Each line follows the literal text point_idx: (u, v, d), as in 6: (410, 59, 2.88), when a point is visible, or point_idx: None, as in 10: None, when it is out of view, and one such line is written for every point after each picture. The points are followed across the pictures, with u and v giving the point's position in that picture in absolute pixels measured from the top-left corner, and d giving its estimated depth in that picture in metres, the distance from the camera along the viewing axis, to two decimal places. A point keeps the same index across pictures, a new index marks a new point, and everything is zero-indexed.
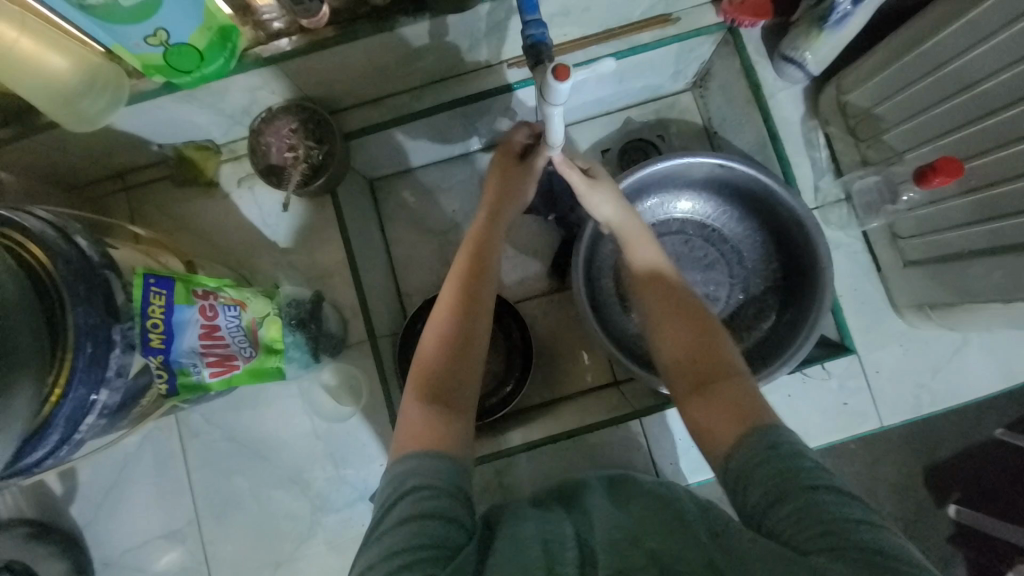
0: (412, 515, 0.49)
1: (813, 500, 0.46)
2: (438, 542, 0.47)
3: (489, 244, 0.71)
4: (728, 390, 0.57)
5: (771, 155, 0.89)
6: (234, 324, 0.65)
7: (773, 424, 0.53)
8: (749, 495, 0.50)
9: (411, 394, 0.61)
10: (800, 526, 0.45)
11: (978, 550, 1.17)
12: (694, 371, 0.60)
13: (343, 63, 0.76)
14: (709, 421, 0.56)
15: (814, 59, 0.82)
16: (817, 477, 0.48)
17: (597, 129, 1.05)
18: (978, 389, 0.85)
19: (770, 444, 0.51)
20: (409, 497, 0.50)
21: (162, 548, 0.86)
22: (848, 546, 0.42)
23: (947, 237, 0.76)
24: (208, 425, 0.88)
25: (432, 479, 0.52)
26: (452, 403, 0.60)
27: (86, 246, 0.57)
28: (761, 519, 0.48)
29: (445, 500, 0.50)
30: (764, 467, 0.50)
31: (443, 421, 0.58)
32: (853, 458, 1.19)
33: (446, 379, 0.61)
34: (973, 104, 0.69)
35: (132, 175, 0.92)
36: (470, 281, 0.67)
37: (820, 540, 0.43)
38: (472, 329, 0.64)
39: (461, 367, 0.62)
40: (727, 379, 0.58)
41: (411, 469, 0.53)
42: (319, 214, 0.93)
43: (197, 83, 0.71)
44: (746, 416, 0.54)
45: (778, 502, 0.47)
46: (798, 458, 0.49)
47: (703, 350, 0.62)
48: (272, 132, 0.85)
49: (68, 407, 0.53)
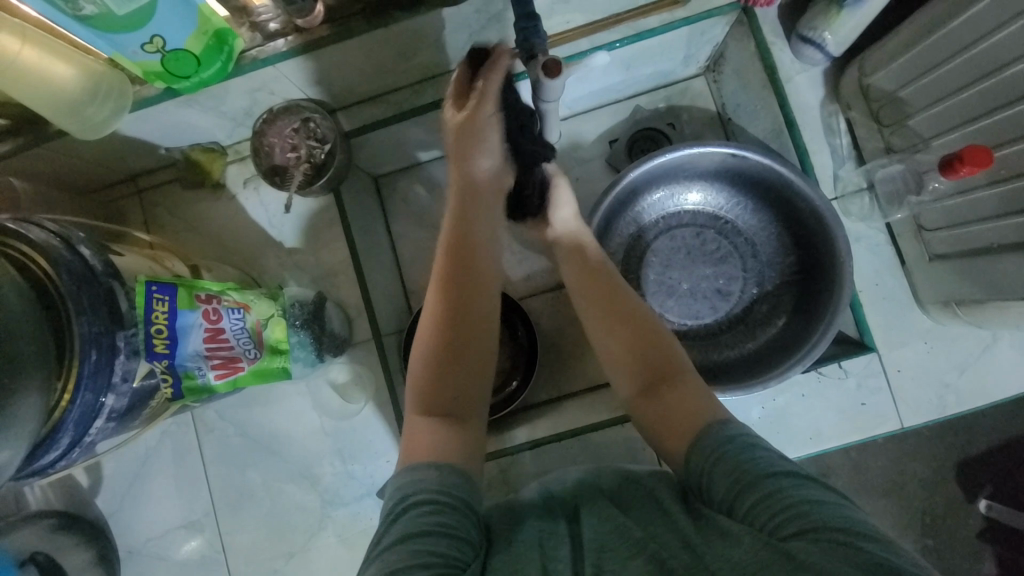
0: (416, 531, 0.47)
1: (776, 486, 0.45)
2: (441, 558, 0.45)
3: (476, 245, 0.64)
4: (677, 393, 0.57)
5: (788, 143, 0.84)
6: (239, 326, 0.67)
7: (725, 422, 0.52)
8: (713, 490, 0.48)
9: (414, 407, 0.59)
10: (766, 512, 0.43)
11: (1010, 547, 1.12)
12: (644, 374, 0.60)
13: (340, 62, 0.75)
14: (659, 424, 0.57)
15: (834, 40, 0.77)
16: (777, 464, 0.47)
17: (605, 118, 1.01)
18: (1008, 389, 0.80)
19: (725, 437, 0.50)
20: (417, 510, 0.49)
21: (182, 538, 0.90)
22: (818, 526, 0.41)
23: (976, 230, 0.71)
24: (221, 421, 0.91)
25: (440, 492, 0.50)
26: (457, 412, 0.59)
27: (89, 256, 0.59)
28: (729, 511, 0.46)
29: (453, 515, 0.49)
30: (723, 460, 0.48)
31: (449, 430, 0.57)
32: (878, 452, 1.15)
33: (446, 392, 0.59)
34: (1003, 88, 0.64)
35: (143, 178, 0.94)
36: (458, 286, 0.61)
37: (792, 523, 0.41)
38: (468, 338, 0.60)
39: (461, 375, 0.60)
40: (679, 382, 0.57)
41: (414, 481, 0.52)
42: (323, 213, 0.93)
43: (196, 88, 0.71)
44: (697, 418, 0.54)
45: (743, 493, 0.46)
46: (755, 448, 0.48)
47: (652, 354, 0.60)
48: (274, 133, 0.85)
49: (77, 410, 0.55)
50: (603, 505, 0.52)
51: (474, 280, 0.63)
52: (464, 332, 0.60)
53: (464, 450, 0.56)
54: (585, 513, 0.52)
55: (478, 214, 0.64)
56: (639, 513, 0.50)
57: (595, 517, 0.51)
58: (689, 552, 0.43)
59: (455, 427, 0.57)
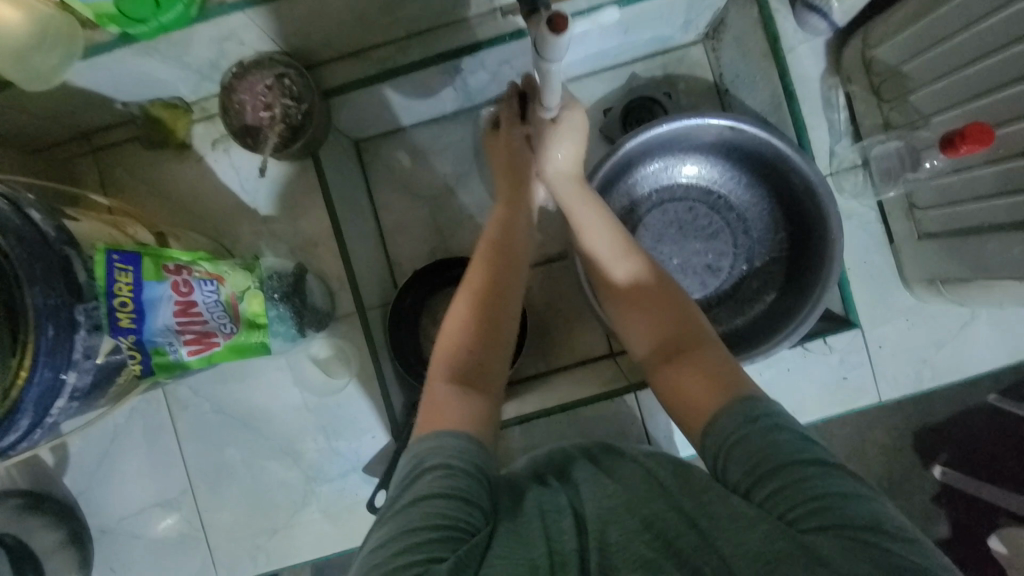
0: (425, 494, 0.46)
1: (799, 476, 0.44)
2: (450, 523, 0.44)
3: (515, 223, 0.67)
4: (702, 360, 0.56)
5: (786, 117, 0.82)
6: (212, 299, 0.63)
7: (751, 396, 0.51)
8: (731, 469, 0.48)
9: (436, 373, 0.59)
10: (787, 501, 0.43)
11: (959, 509, 1.20)
12: (669, 349, 0.59)
13: (317, 11, 0.68)
14: (686, 394, 0.55)
15: (841, 8, 0.74)
16: (803, 451, 0.46)
17: (599, 85, 0.97)
18: (981, 364, 0.83)
19: (752, 417, 0.49)
20: (429, 474, 0.48)
21: (159, 516, 0.87)
22: (841, 523, 0.41)
23: (968, 210, 0.72)
24: (196, 397, 0.87)
25: (453, 456, 0.49)
26: (477, 381, 0.58)
27: (41, 222, 0.53)
28: (746, 493, 0.46)
29: (466, 480, 0.48)
30: (745, 443, 0.48)
31: (467, 397, 0.56)
32: (845, 423, 1.19)
33: (471, 359, 0.59)
34: (1009, 65, 0.63)
35: (99, 135, 0.86)
36: (490, 255, 0.64)
37: (813, 516, 0.42)
38: (499, 308, 0.61)
39: (489, 342, 0.60)
40: (704, 355, 0.56)
41: (431, 447, 0.50)
42: (301, 178, 0.87)
43: (156, 33, 0.63)
44: (722, 393, 0.52)
45: (764, 478, 0.45)
46: (780, 431, 0.47)
47: (680, 333, 0.59)
48: (245, 89, 0.78)
49: (36, 390, 0.51)
50: (600, 482, 0.52)
51: (509, 260, 0.64)
52: (492, 302, 0.61)
53: (478, 421, 0.54)
54: (583, 487, 0.52)
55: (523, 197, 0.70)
56: (637, 488, 0.50)
57: (596, 493, 0.50)
58: (696, 534, 0.43)
59: (476, 396, 0.56)
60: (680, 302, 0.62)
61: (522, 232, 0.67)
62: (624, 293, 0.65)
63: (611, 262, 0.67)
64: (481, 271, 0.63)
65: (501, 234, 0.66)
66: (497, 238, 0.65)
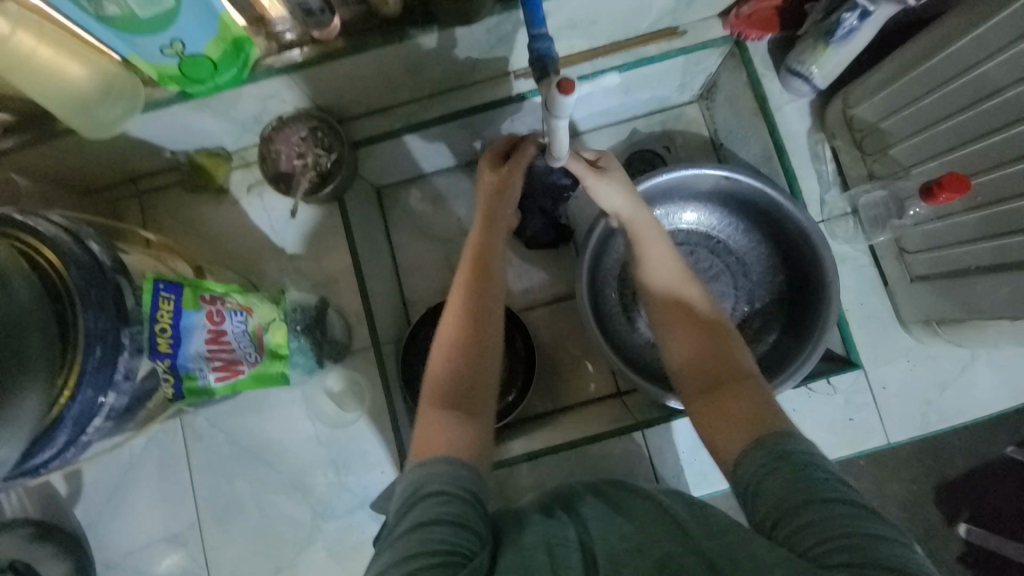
0: (423, 519, 0.48)
1: (827, 513, 0.45)
2: (449, 548, 0.46)
3: (493, 251, 0.70)
4: (739, 396, 0.57)
5: (777, 168, 0.89)
6: (240, 329, 0.67)
7: (784, 430, 0.53)
8: (760, 504, 0.49)
9: (427, 398, 0.61)
10: (814, 538, 0.44)
11: (988, 570, 1.15)
12: (705, 375, 0.61)
13: (352, 74, 0.77)
14: (716, 428, 0.57)
15: (820, 73, 0.83)
16: (833, 490, 0.47)
17: (603, 138, 1.05)
18: (987, 407, 0.84)
19: (785, 454, 0.50)
20: (427, 500, 0.50)
21: (163, 552, 0.86)
22: (865, 561, 0.42)
23: (955, 253, 0.76)
24: (212, 429, 0.89)
25: (446, 483, 0.51)
26: (468, 404, 0.60)
27: (98, 252, 0.59)
28: (772, 530, 0.48)
29: (461, 505, 0.50)
30: (774, 479, 0.49)
31: (459, 422, 0.58)
32: (861, 473, 1.17)
33: (460, 385, 0.61)
34: (979, 121, 0.69)
35: (145, 180, 0.94)
36: (471, 283, 0.67)
37: (840, 553, 0.43)
38: (482, 333, 0.64)
39: (475, 367, 0.62)
40: (737, 387, 0.59)
41: (427, 473, 0.52)
42: (326, 221, 0.94)
43: (211, 92, 0.72)
44: (754, 426, 0.55)
45: (792, 514, 0.47)
46: (812, 470, 0.49)
47: (716, 359, 0.62)
48: (282, 141, 0.86)
49: (76, 410, 0.53)
50: (613, 520, 0.52)
51: (486, 286, 0.67)
52: (476, 328, 0.64)
53: (472, 444, 0.56)
54: (592, 522, 0.52)
55: (499, 223, 0.73)
56: (651, 527, 0.50)
57: (606, 530, 0.50)
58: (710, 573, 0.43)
59: (467, 421, 0.58)
60: (723, 336, 0.63)
61: (501, 260, 0.70)
62: (665, 303, 0.67)
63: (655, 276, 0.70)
64: (462, 299, 0.66)
65: (478, 261, 0.69)
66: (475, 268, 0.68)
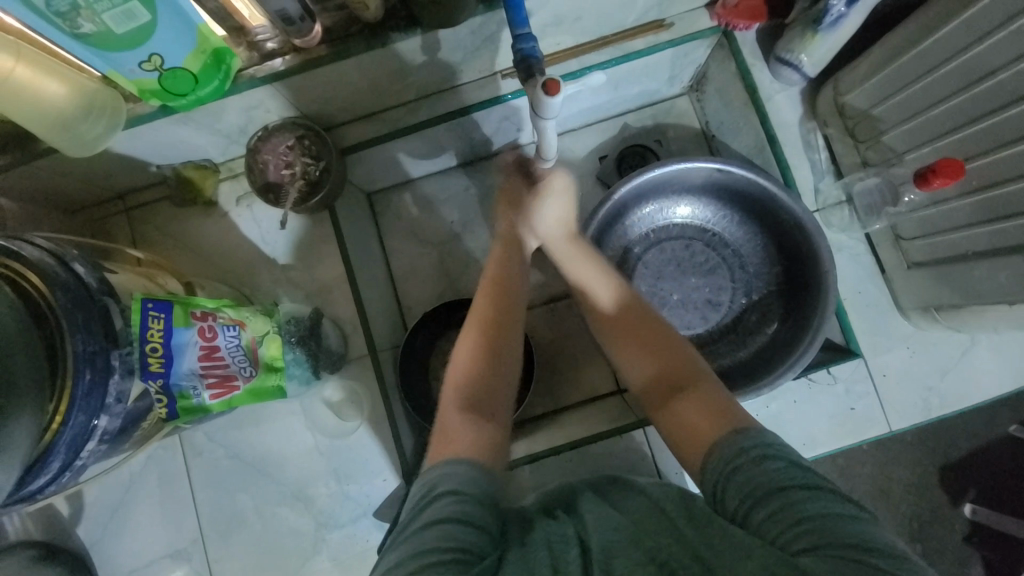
0: (439, 517, 0.47)
1: (791, 499, 0.45)
2: (460, 547, 0.45)
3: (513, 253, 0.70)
4: (692, 405, 0.57)
5: (770, 158, 0.88)
6: (234, 344, 0.66)
7: (741, 430, 0.52)
8: (728, 499, 0.49)
9: (448, 400, 0.60)
10: (780, 524, 0.44)
11: (993, 549, 1.15)
12: (660, 387, 0.60)
13: (336, 80, 0.76)
14: (681, 437, 0.57)
15: (810, 61, 0.81)
16: (792, 476, 0.47)
17: (595, 135, 1.04)
18: (988, 391, 0.84)
19: (740, 450, 0.50)
20: (440, 499, 0.49)
21: (168, 568, 0.86)
22: (831, 543, 0.41)
23: (952, 238, 0.75)
24: (211, 443, 0.88)
25: (462, 484, 0.50)
26: (489, 408, 0.59)
27: (85, 274, 0.58)
28: (743, 521, 0.47)
29: (476, 507, 0.49)
30: (740, 472, 0.49)
31: (480, 426, 0.57)
32: (865, 459, 1.17)
33: (480, 390, 0.60)
34: (972, 105, 0.68)
35: (132, 196, 0.93)
36: (496, 287, 0.66)
37: (805, 538, 0.42)
38: (504, 334, 0.63)
39: (495, 372, 0.62)
40: (690, 393, 0.58)
41: (445, 472, 0.52)
42: (317, 229, 0.93)
43: (193, 105, 0.70)
44: (716, 429, 0.54)
45: (758, 503, 0.46)
46: (770, 459, 0.48)
47: (665, 369, 0.61)
48: (269, 150, 0.84)
49: (68, 434, 0.53)
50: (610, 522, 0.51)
51: (509, 289, 0.66)
52: (499, 331, 0.63)
53: (490, 449, 0.55)
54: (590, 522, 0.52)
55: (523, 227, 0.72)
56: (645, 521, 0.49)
57: (597, 523, 0.50)
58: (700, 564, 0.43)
59: (486, 424, 0.58)
60: (674, 341, 0.63)
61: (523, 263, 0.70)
62: (607, 315, 0.68)
63: (597, 290, 0.70)
64: (485, 301, 0.65)
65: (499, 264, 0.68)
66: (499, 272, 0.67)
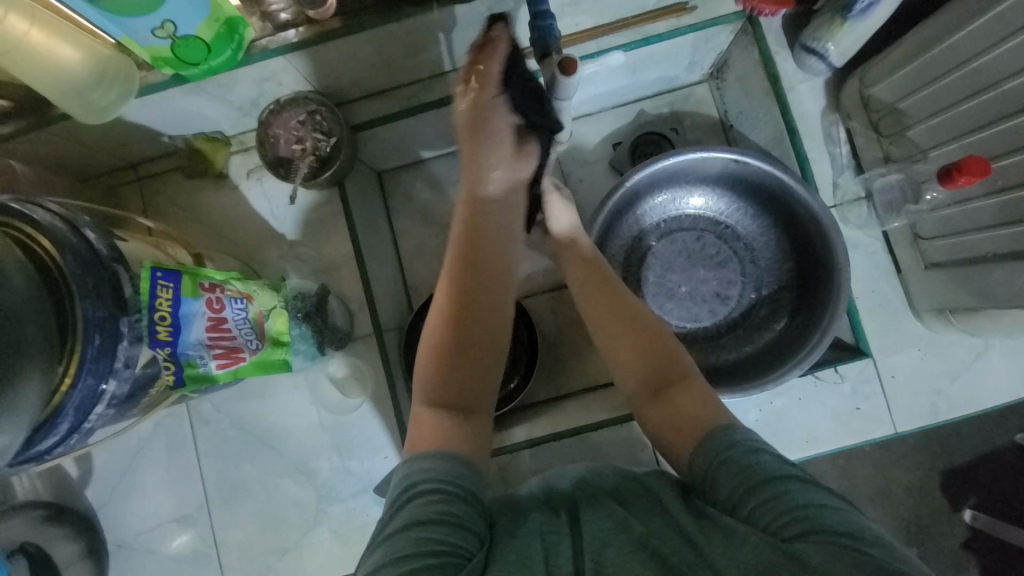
0: (419, 519, 0.47)
1: (782, 489, 0.45)
2: (447, 548, 0.45)
3: (480, 226, 0.62)
4: (682, 395, 0.57)
5: (789, 151, 0.86)
6: (240, 316, 0.67)
7: (730, 423, 0.53)
8: (717, 490, 0.49)
9: (421, 395, 0.60)
10: (772, 513, 0.44)
11: (990, 555, 1.15)
12: (647, 374, 0.60)
13: (349, 55, 0.75)
14: (669, 426, 0.56)
15: (837, 50, 0.79)
16: (782, 469, 0.47)
17: (609, 121, 1.02)
18: (997, 397, 0.83)
19: (730, 442, 0.50)
20: (420, 498, 0.49)
21: (173, 532, 0.89)
22: (823, 529, 0.41)
23: (972, 239, 0.73)
24: (217, 413, 0.90)
25: (443, 482, 0.50)
26: (462, 404, 0.59)
27: (95, 240, 0.58)
28: (733, 511, 0.47)
29: (457, 505, 0.49)
30: (729, 463, 0.49)
31: (456, 423, 0.57)
32: (867, 460, 1.16)
33: (453, 385, 0.59)
34: (1003, 102, 0.66)
35: (145, 166, 0.93)
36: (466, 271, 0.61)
37: (797, 524, 0.42)
38: (475, 326, 0.61)
39: (468, 366, 0.60)
40: (680, 384, 0.58)
41: (420, 469, 0.52)
42: (326, 206, 0.93)
43: (206, 75, 0.70)
44: (705, 420, 0.54)
45: (748, 493, 0.46)
46: (760, 452, 0.49)
47: (653, 356, 0.61)
48: (280, 124, 0.84)
49: (78, 396, 0.54)
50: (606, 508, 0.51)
51: (480, 273, 0.62)
52: (469, 321, 0.61)
53: (469, 441, 0.56)
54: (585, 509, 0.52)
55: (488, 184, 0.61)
56: (642, 513, 0.50)
57: (595, 515, 0.50)
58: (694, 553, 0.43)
59: (461, 420, 0.58)
60: (654, 328, 0.63)
61: (491, 235, 0.62)
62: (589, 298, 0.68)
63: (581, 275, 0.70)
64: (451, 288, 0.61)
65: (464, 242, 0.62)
66: (466, 257, 0.61)
